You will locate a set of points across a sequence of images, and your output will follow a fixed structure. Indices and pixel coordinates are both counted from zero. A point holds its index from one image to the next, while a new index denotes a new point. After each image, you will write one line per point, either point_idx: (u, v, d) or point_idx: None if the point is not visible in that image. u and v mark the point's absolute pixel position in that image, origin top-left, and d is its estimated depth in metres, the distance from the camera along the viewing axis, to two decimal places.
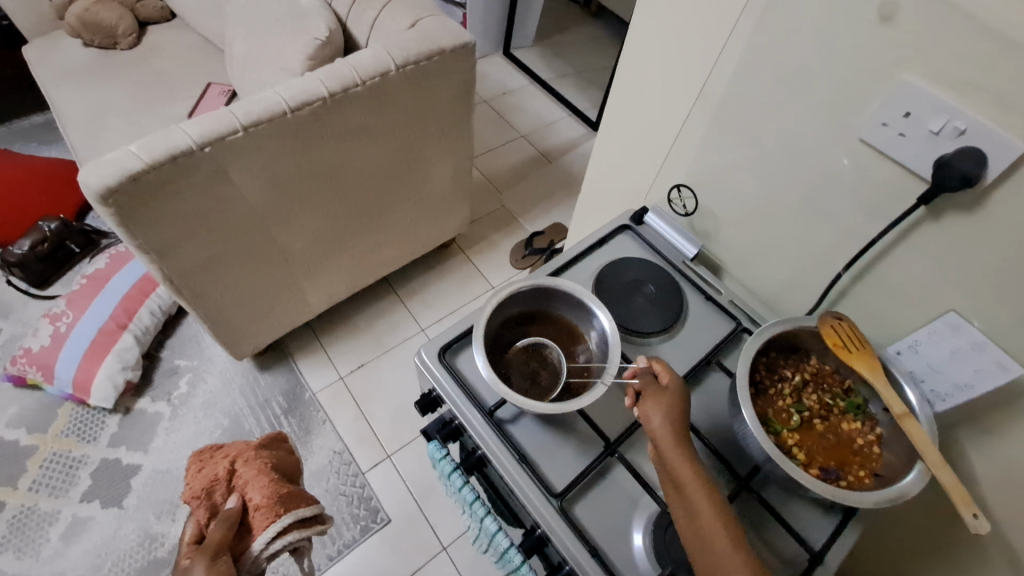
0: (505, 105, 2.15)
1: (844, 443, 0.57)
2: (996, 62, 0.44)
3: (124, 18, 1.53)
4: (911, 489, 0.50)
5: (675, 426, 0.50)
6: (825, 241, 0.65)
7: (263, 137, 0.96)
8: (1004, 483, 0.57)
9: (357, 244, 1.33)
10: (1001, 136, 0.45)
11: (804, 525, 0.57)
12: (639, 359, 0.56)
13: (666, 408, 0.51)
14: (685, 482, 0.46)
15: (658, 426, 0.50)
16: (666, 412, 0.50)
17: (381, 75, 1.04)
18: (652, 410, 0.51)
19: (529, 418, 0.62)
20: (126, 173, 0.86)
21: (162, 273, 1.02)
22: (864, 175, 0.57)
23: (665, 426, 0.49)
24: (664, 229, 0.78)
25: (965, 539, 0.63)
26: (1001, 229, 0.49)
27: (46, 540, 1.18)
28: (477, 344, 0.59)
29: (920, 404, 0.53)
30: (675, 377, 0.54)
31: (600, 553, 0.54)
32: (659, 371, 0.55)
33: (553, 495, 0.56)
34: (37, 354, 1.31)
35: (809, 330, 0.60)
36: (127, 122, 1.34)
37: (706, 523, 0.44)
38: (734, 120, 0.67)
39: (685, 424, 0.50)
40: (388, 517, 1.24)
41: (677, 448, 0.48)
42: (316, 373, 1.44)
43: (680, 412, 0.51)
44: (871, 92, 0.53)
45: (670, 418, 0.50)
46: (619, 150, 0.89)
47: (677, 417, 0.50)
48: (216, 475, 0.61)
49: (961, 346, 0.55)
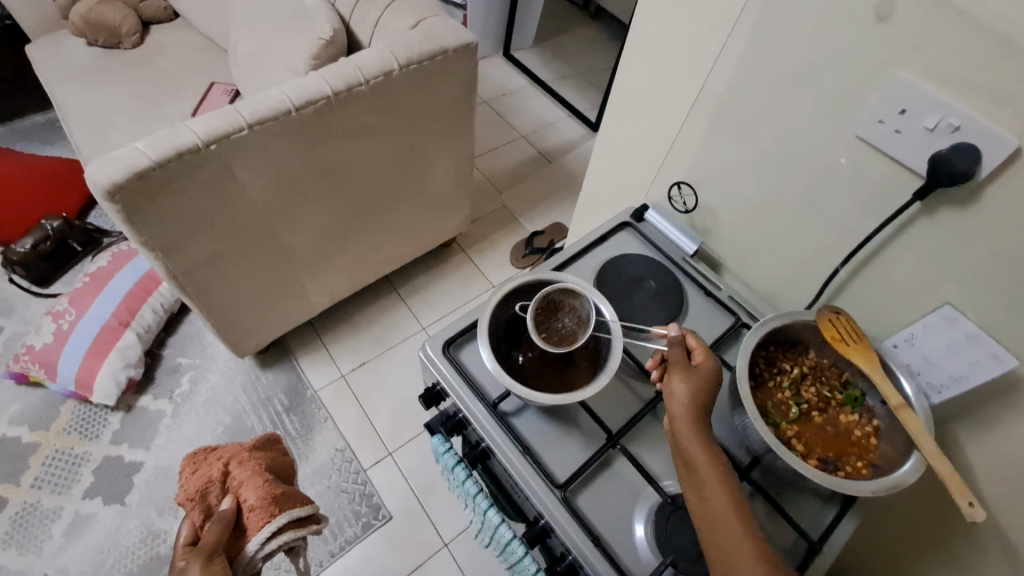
0: (505, 106, 2.17)
1: (842, 435, 0.58)
2: (990, 59, 0.45)
3: (127, 18, 1.54)
4: (907, 478, 0.51)
5: (695, 410, 0.50)
6: (823, 237, 0.66)
7: (269, 135, 0.97)
8: (998, 473, 0.59)
9: (360, 243, 1.34)
10: (995, 131, 0.47)
11: (803, 515, 0.58)
12: (671, 327, 0.56)
13: (691, 387, 0.51)
14: (697, 462, 0.47)
15: (680, 402, 0.50)
16: (693, 391, 0.50)
17: (386, 75, 1.05)
18: (676, 384, 0.51)
19: (532, 411, 0.63)
20: (134, 171, 0.86)
21: (167, 269, 1.03)
22: (861, 172, 0.59)
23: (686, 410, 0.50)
24: (664, 226, 0.78)
25: (962, 530, 0.64)
26: (995, 223, 0.50)
27: (49, 537, 1.19)
28: (482, 339, 0.61)
29: (917, 396, 0.54)
30: (709, 356, 0.54)
31: (604, 544, 0.55)
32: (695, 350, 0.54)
33: (556, 486, 0.57)
34: (39, 351, 1.32)
35: (807, 323, 0.61)
36: (130, 120, 1.35)
37: (713, 500, 0.45)
38: (732, 120, 0.68)
39: (705, 404, 0.50)
40: (390, 513, 1.25)
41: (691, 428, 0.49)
42: (317, 371, 1.45)
43: (705, 394, 0.51)
44: (868, 91, 0.54)
45: (693, 394, 0.50)
46: (619, 149, 0.90)
47: (702, 397, 0.50)
48: (211, 476, 0.62)
49: (957, 338, 0.56)
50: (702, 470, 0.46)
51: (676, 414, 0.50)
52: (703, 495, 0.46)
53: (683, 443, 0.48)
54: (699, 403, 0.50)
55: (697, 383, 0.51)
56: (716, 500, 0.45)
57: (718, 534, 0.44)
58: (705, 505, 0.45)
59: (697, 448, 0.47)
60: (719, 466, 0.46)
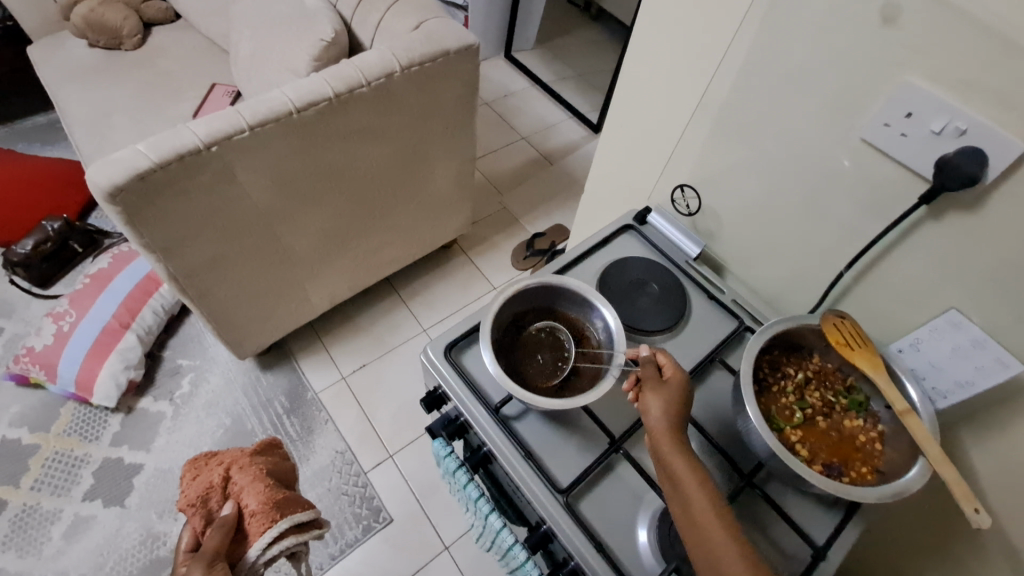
0: (507, 107, 2.17)
1: (846, 440, 0.57)
2: (997, 63, 0.45)
3: (128, 19, 1.54)
4: (912, 484, 0.51)
5: (672, 420, 0.50)
6: (826, 241, 0.66)
7: (270, 136, 0.97)
8: (1003, 479, 0.58)
9: (361, 244, 1.33)
10: (1002, 136, 0.46)
11: (807, 521, 0.57)
12: (642, 348, 0.56)
13: (666, 400, 0.51)
14: (677, 471, 0.47)
15: (656, 414, 0.50)
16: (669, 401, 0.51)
17: (387, 76, 1.05)
18: (651, 398, 0.51)
19: (534, 415, 0.62)
20: (135, 173, 0.86)
21: (167, 271, 1.02)
22: (866, 175, 0.58)
23: (663, 421, 0.50)
24: (667, 228, 0.78)
25: (966, 536, 0.64)
26: (1001, 227, 0.50)
27: (48, 539, 1.18)
28: (484, 341, 0.60)
29: (922, 401, 0.54)
30: (678, 370, 0.54)
31: (606, 549, 0.55)
32: (664, 365, 0.55)
33: (558, 490, 0.57)
34: (39, 353, 1.31)
35: (811, 328, 0.61)
36: (131, 122, 1.35)
37: (699, 511, 0.44)
38: (736, 123, 0.68)
39: (681, 416, 0.50)
40: (390, 516, 1.25)
41: (670, 440, 0.49)
42: (318, 373, 1.44)
43: (679, 406, 0.51)
44: (872, 93, 0.54)
45: (669, 407, 0.51)
46: (621, 151, 0.90)
47: (677, 410, 0.51)
48: (211, 482, 0.61)
49: (962, 343, 0.55)
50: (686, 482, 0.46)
51: (653, 423, 0.50)
52: (688, 508, 0.45)
53: (664, 457, 0.48)
54: (676, 416, 0.50)
55: (671, 397, 0.51)
56: (698, 507, 0.44)
57: (703, 541, 0.43)
58: (692, 517, 0.45)
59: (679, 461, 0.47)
60: (699, 472, 0.46)
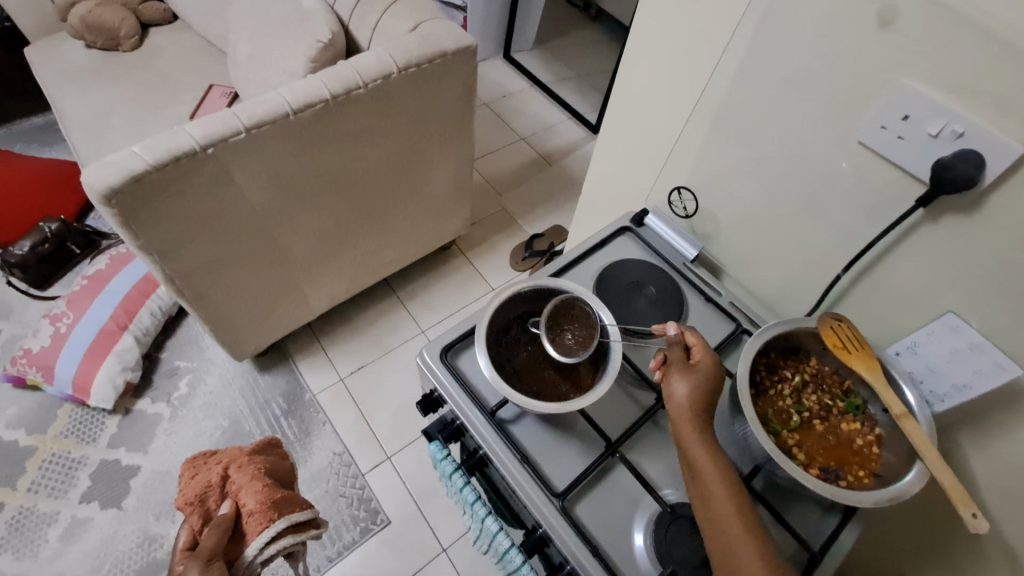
0: (505, 108, 2.16)
1: (843, 444, 0.57)
2: (995, 66, 0.45)
3: (126, 20, 1.54)
4: (910, 488, 0.51)
5: (696, 408, 0.49)
6: (824, 243, 0.65)
7: (267, 138, 0.97)
8: (1001, 483, 0.58)
9: (359, 245, 1.33)
10: (999, 139, 0.46)
11: (804, 525, 0.57)
12: (669, 326, 0.55)
13: (691, 385, 0.50)
14: (696, 459, 0.47)
15: (680, 400, 0.50)
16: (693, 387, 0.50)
17: (385, 78, 1.04)
18: (676, 383, 0.51)
19: (530, 418, 0.62)
20: (131, 174, 0.86)
21: (164, 274, 1.02)
22: (863, 178, 0.58)
23: (686, 408, 0.49)
24: (664, 230, 0.78)
25: (964, 540, 0.64)
26: (999, 230, 0.49)
27: (46, 541, 1.18)
28: (479, 346, 0.60)
29: (920, 405, 0.54)
30: (706, 352, 0.53)
31: (602, 554, 0.54)
32: (694, 346, 0.54)
33: (555, 494, 0.56)
34: (37, 354, 1.31)
35: (808, 331, 0.60)
36: (129, 123, 1.34)
37: (715, 500, 0.45)
38: (734, 125, 0.68)
39: (706, 402, 0.50)
40: (388, 518, 1.24)
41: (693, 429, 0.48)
42: (316, 374, 1.44)
43: (705, 391, 0.50)
44: (870, 96, 0.54)
45: (694, 392, 0.50)
46: (618, 153, 0.90)
47: (702, 395, 0.50)
48: (209, 480, 0.61)
49: (960, 347, 0.55)
50: (704, 473, 0.46)
51: (676, 411, 0.50)
52: (705, 496, 0.45)
53: (686, 446, 0.48)
54: (701, 402, 0.50)
55: (696, 382, 0.51)
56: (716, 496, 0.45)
57: (716, 530, 0.44)
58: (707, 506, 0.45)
59: (700, 452, 0.47)
60: (718, 461, 0.46)
